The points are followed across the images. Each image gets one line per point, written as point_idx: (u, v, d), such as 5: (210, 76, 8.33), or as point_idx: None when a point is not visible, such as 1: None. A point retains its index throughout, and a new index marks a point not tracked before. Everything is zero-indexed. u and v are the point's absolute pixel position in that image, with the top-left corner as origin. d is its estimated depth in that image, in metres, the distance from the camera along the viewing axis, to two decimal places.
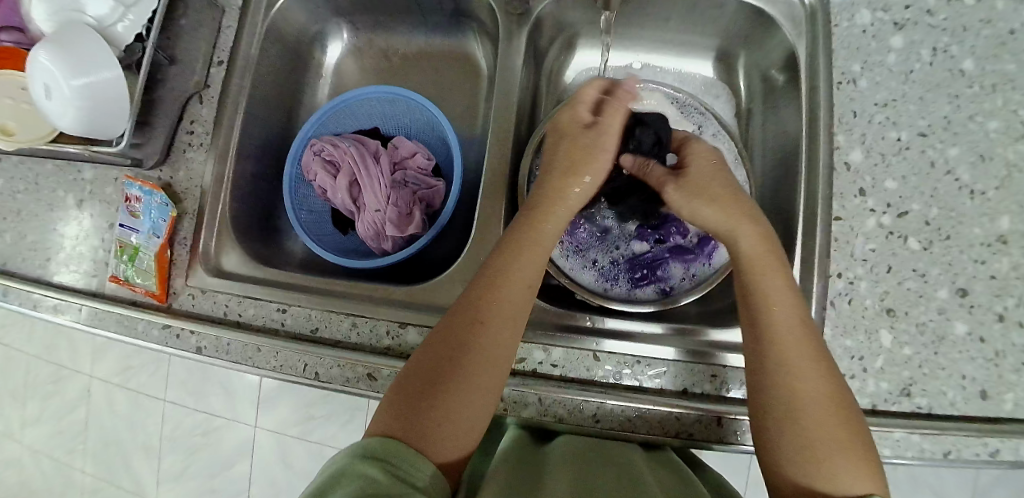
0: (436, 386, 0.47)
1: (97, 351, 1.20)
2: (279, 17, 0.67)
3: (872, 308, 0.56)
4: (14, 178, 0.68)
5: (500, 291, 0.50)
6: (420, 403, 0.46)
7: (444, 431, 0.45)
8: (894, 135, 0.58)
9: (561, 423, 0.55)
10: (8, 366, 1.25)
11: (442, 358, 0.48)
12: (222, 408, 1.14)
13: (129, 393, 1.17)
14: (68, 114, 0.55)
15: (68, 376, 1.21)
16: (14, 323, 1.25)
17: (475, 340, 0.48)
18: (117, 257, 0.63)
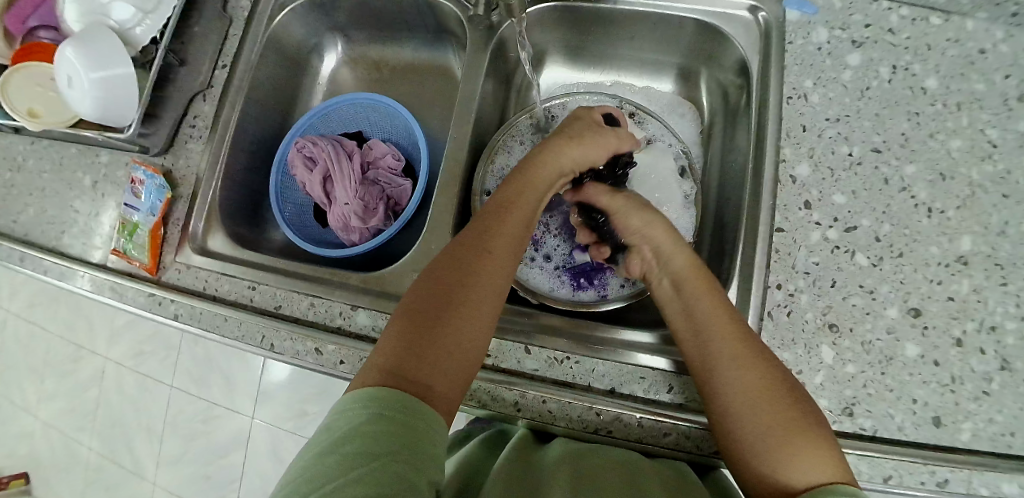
0: (432, 332, 0.45)
1: (114, 334, 1.28)
2: (279, 30, 0.74)
3: (814, 321, 0.55)
4: (43, 159, 0.77)
5: (495, 242, 0.51)
6: (431, 332, 0.45)
7: (440, 373, 0.44)
8: (846, 150, 0.57)
9: (483, 409, 0.56)
10: (37, 343, 1.35)
11: (443, 313, 0.46)
12: (222, 397, 1.20)
13: (139, 377, 1.25)
14: (87, 102, 0.65)
15: (86, 356, 1.30)
16: (44, 304, 1.36)
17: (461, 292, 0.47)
18: (120, 233, 0.71)
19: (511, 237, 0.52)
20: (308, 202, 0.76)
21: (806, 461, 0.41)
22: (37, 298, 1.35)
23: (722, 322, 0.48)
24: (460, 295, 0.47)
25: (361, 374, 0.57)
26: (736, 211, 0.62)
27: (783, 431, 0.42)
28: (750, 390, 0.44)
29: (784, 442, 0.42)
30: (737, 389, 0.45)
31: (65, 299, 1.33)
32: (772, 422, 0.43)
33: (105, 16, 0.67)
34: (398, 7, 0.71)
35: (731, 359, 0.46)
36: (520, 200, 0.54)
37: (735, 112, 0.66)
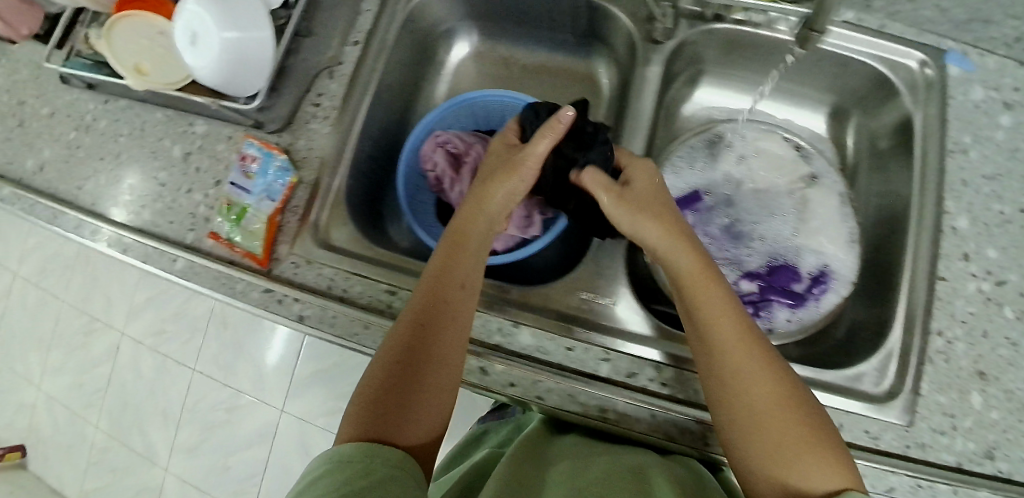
0: (398, 383, 0.47)
1: (134, 311, 1.21)
2: (419, 10, 0.68)
3: (966, 368, 0.58)
4: (119, 122, 0.69)
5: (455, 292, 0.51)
6: (410, 374, 0.48)
7: (409, 425, 0.45)
8: (1000, 207, 0.60)
9: (672, 442, 0.52)
10: (53, 312, 1.27)
11: (393, 364, 0.48)
12: (250, 386, 1.11)
13: (159, 358, 1.17)
14: (210, 57, 0.56)
15: (105, 329, 1.22)
16: (65, 271, 1.27)
17: (441, 346, 0.49)
18: (223, 214, 0.63)
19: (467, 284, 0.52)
20: (430, 202, 0.71)
21: (796, 464, 0.41)
22: (57, 263, 1.27)
23: (735, 323, 0.47)
24: (428, 347, 0.48)
25: (533, 398, 0.54)
26: (886, 256, 0.64)
27: (780, 433, 0.42)
28: (753, 389, 0.44)
29: (802, 454, 0.41)
30: (750, 385, 0.44)
31: (86, 267, 1.25)
32: (777, 425, 0.43)
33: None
34: (552, 6, 0.66)
35: (731, 350, 0.46)
36: (475, 243, 0.55)
37: (884, 157, 0.67)
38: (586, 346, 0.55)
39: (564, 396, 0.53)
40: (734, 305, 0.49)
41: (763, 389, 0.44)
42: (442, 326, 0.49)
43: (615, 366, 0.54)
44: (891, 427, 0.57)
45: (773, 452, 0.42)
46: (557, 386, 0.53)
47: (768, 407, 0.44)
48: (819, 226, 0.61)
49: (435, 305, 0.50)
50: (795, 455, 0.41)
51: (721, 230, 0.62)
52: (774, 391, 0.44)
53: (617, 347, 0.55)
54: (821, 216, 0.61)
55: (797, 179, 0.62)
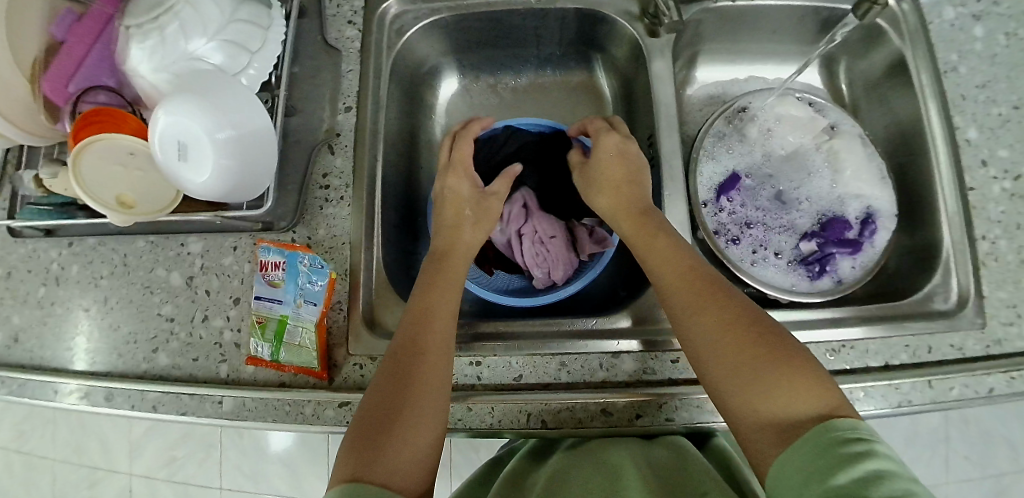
0: (385, 410, 0.45)
1: (134, 447, 1.05)
2: (401, 59, 0.63)
3: (1015, 261, 0.61)
4: (94, 262, 0.60)
5: (431, 326, 0.50)
6: (395, 408, 0.45)
7: (406, 461, 0.43)
8: (997, 110, 0.64)
9: None
10: (29, 477, 1.08)
11: (387, 391, 0.46)
12: (287, 487, 1.00)
13: (178, 488, 1.03)
14: (215, 168, 0.50)
15: (103, 478, 1.06)
16: (31, 429, 1.09)
17: (423, 374, 0.47)
18: (257, 335, 0.55)
19: (443, 313, 0.51)
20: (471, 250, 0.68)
21: (767, 400, 0.42)
22: (20, 423, 1.09)
23: (676, 278, 0.50)
24: (411, 379, 0.46)
25: (663, 421, 0.51)
26: (913, 182, 0.68)
27: (750, 363, 0.44)
28: (711, 351, 0.45)
29: (759, 386, 0.43)
30: (694, 331, 0.47)
31: (60, 417, 1.07)
32: (730, 365, 0.44)
33: (198, 60, 0.52)
34: (538, 21, 0.64)
35: (691, 313, 0.47)
36: (441, 273, 0.55)
37: (881, 87, 0.71)
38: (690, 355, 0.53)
39: (694, 407, 0.51)
40: (686, 258, 0.51)
41: (720, 339, 0.45)
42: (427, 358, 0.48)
43: None
44: (970, 335, 0.59)
45: (733, 382, 0.44)
46: (683, 401, 0.51)
47: (726, 354, 0.45)
48: (858, 167, 0.62)
49: (412, 341, 0.49)
50: (762, 389, 0.43)
51: (769, 200, 0.64)
52: (744, 336, 0.45)
53: None
54: (851, 157, 0.62)
55: (818, 134, 0.63)
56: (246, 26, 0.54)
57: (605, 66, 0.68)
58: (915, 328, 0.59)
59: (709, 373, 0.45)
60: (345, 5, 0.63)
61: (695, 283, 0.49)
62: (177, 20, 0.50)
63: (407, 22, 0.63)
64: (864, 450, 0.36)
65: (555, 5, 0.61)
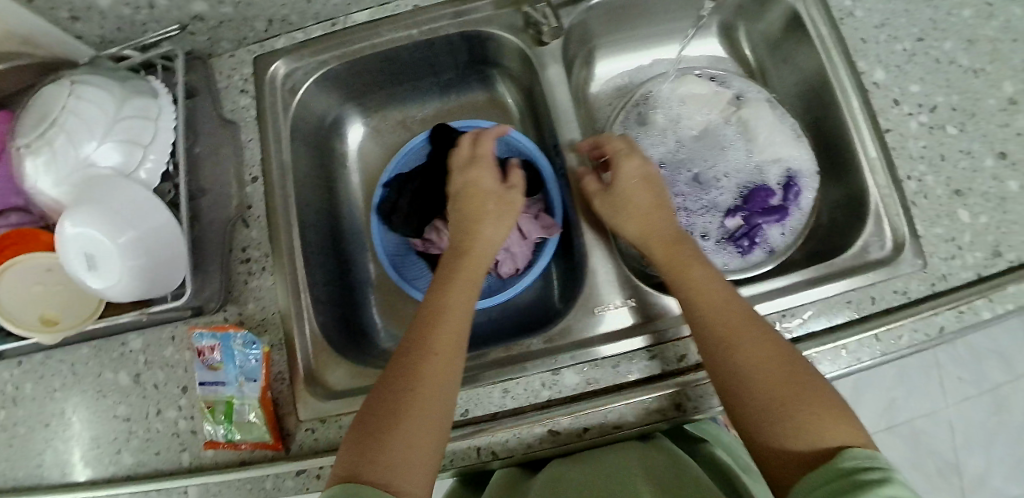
0: (382, 413, 0.43)
1: None
2: (298, 116, 0.63)
3: (945, 194, 0.61)
4: (45, 376, 0.60)
5: (448, 316, 0.48)
6: (392, 413, 0.43)
7: (411, 463, 0.41)
8: (900, 46, 0.64)
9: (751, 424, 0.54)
10: None
11: (378, 401, 0.44)
12: None
13: None
14: (124, 273, 0.50)
15: None
16: None
17: (412, 382, 0.44)
18: (210, 419, 0.56)
19: (464, 309, 0.49)
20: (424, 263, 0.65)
21: (805, 428, 0.40)
22: None
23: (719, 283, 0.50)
24: (404, 386, 0.44)
25: (612, 429, 0.51)
26: (831, 134, 0.67)
27: (777, 389, 0.42)
28: (747, 373, 0.44)
29: (793, 409, 0.41)
30: (724, 352, 0.45)
31: None
32: (762, 389, 0.43)
33: (94, 165, 0.52)
34: (428, 51, 0.64)
35: (733, 343, 0.45)
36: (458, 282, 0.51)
37: (782, 44, 0.70)
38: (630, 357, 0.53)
39: (641, 411, 0.50)
40: (721, 282, 0.50)
41: (765, 346, 0.45)
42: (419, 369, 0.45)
43: (665, 355, 0.52)
44: (913, 277, 0.59)
45: (765, 400, 0.42)
46: (628, 407, 0.50)
47: (757, 375, 0.44)
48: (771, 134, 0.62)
49: (416, 350, 0.46)
50: (790, 414, 0.41)
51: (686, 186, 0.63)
52: (780, 367, 0.43)
53: (657, 339, 0.53)
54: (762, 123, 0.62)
55: (724, 109, 0.64)
56: (135, 122, 0.54)
57: (505, 80, 0.68)
58: (852, 282, 0.59)
59: (734, 396, 0.44)
60: (235, 75, 0.63)
61: (739, 309, 0.47)
62: (63, 133, 0.50)
63: (297, 79, 0.62)
64: (875, 482, 0.34)
65: (439, 33, 0.61)
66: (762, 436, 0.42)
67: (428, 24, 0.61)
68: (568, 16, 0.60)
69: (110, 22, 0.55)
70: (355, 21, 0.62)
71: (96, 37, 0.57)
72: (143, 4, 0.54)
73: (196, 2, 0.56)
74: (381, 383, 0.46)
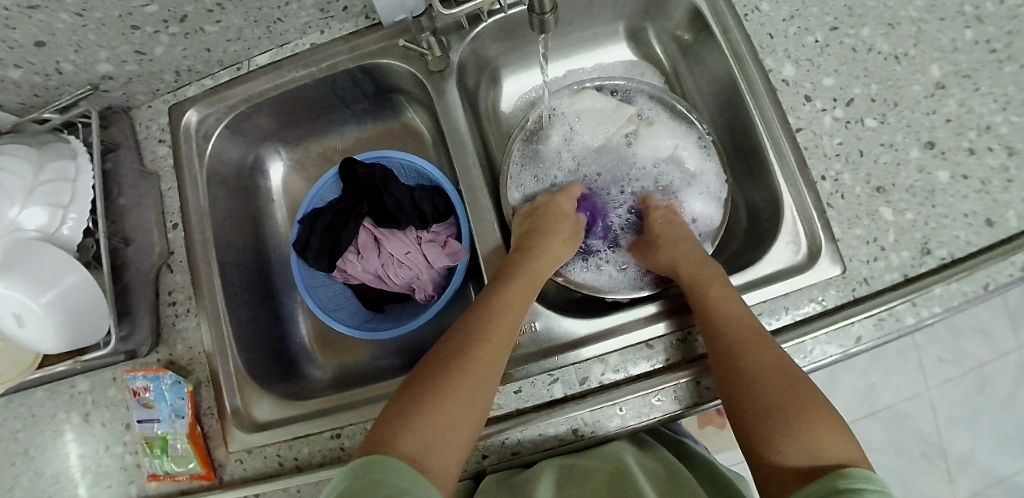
0: (432, 394, 0.47)
1: None
2: (213, 162, 0.67)
3: (864, 192, 0.59)
4: (7, 419, 0.65)
5: (500, 325, 0.51)
6: (448, 381, 0.47)
7: (444, 447, 0.45)
8: (811, 38, 0.62)
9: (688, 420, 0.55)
10: None
11: (434, 373, 0.48)
12: None
13: None
14: (50, 332, 0.53)
15: None
16: None
17: (482, 349, 0.50)
18: (149, 455, 0.60)
19: (515, 311, 0.53)
20: (347, 290, 0.72)
21: (790, 444, 0.44)
22: None
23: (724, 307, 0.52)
24: (472, 352, 0.49)
25: (510, 455, 0.55)
26: (744, 134, 0.66)
27: (790, 403, 0.45)
28: (755, 391, 0.46)
29: (796, 428, 0.44)
30: (741, 352, 0.48)
31: None
32: (776, 401, 0.46)
33: (19, 229, 0.54)
34: (332, 86, 0.66)
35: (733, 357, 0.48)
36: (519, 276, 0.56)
37: (694, 45, 0.70)
38: (530, 381, 0.56)
39: (537, 437, 0.54)
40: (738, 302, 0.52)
41: (773, 360, 0.47)
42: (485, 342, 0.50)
43: (566, 381, 0.55)
44: (831, 282, 0.57)
45: (769, 417, 0.45)
46: (524, 434, 0.54)
47: (782, 383, 0.46)
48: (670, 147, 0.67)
49: (475, 330, 0.51)
50: (800, 430, 0.44)
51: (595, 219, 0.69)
52: (774, 387, 0.46)
53: (558, 364, 0.56)
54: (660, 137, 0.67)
55: (623, 125, 0.68)
56: (55, 184, 0.56)
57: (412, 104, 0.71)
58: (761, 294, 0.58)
59: (744, 407, 0.47)
60: (153, 125, 0.66)
61: (749, 328, 0.49)
62: None
63: (211, 125, 0.66)
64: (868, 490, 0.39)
65: (338, 68, 0.64)
66: (758, 448, 0.46)
67: (326, 61, 0.63)
68: (456, 50, 0.62)
69: (24, 89, 0.59)
70: (257, 64, 0.66)
71: (16, 104, 0.61)
72: (50, 70, 0.57)
73: (100, 64, 0.59)
74: (427, 367, 0.49)
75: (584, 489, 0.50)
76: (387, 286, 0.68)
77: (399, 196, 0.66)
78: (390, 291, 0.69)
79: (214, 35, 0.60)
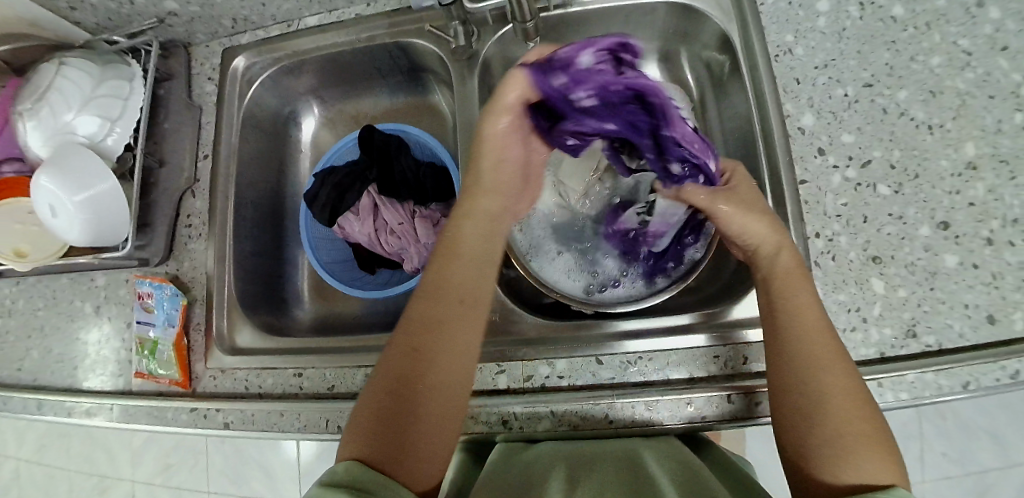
0: (399, 396, 0.45)
1: (136, 452, 1.15)
2: (252, 106, 0.73)
3: (858, 259, 0.57)
4: (35, 296, 0.73)
5: (451, 291, 0.50)
6: (416, 369, 0.46)
7: (422, 436, 0.45)
8: (841, 91, 0.61)
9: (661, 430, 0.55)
10: (50, 485, 1.20)
11: (402, 365, 0.47)
12: (263, 487, 1.08)
13: (171, 491, 1.13)
14: (74, 226, 0.60)
15: (109, 484, 1.16)
16: (53, 441, 1.22)
17: (456, 320, 0.49)
18: (139, 354, 0.67)
19: (468, 285, 0.50)
20: (346, 248, 0.77)
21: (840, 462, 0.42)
22: (42, 437, 1.21)
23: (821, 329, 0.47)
24: (448, 331, 0.48)
25: None
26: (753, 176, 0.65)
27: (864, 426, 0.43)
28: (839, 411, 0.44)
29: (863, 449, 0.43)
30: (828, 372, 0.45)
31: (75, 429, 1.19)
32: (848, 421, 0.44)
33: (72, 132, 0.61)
34: (369, 56, 0.71)
35: (788, 365, 0.46)
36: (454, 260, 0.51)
37: (723, 77, 0.69)
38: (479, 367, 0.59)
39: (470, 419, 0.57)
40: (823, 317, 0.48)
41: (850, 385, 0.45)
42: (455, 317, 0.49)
43: (511, 374, 0.58)
44: None
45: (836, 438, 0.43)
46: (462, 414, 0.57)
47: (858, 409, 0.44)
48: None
49: (444, 306, 0.49)
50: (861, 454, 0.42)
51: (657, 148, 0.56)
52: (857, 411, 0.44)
53: (507, 357, 0.58)
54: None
55: None
56: (106, 99, 0.62)
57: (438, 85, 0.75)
58: None
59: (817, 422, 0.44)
60: (206, 64, 0.73)
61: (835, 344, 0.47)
62: (48, 106, 0.60)
63: (255, 72, 0.72)
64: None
65: (375, 41, 0.68)
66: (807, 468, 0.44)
67: (366, 32, 0.68)
68: (485, 42, 0.65)
69: (101, 12, 0.67)
70: (306, 25, 0.71)
71: (91, 24, 0.69)
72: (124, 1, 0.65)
73: (168, 1, 0.66)
74: (385, 376, 0.47)
75: (592, 475, 0.49)
76: (378, 250, 0.72)
77: (406, 168, 0.70)
78: (381, 256, 0.73)
79: None
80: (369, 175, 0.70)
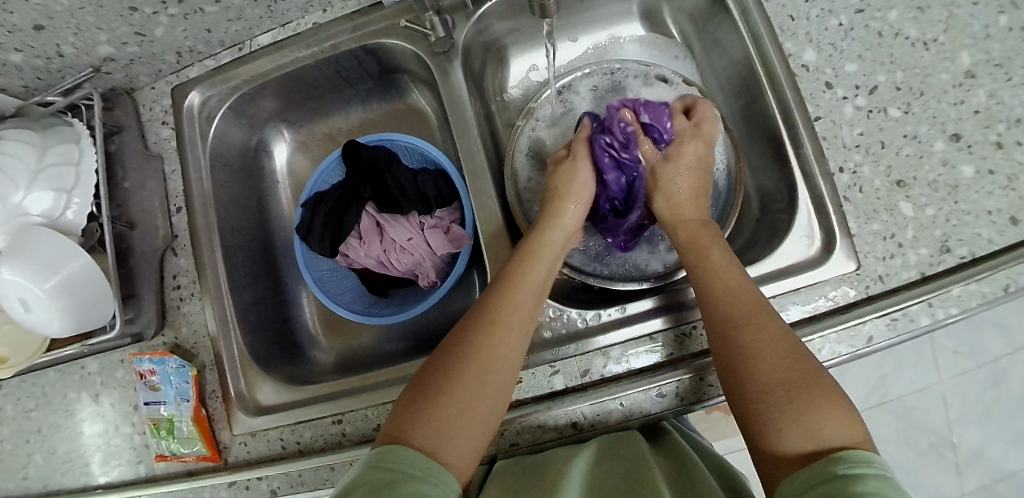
0: (449, 379, 0.46)
1: None
2: (218, 143, 0.66)
3: (883, 186, 0.56)
4: (22, 397, 0.66)
5: (518, 300, 0.51)
6: (467, 357, 0.48)
7: (455, 433, 0.44)
8: (835, 22, 0.60)
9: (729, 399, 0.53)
10: None
11: (451, 352, 0.48)
12: None
13: None
14: (54, 315, 0.53)
15: None
16: None
17: (506, 328, 0.49)
18: (155, 436, 0.61)
19: (525, 298, 0.52)
20: (352, 277, 0.72)
21: (783, 425, 0.42)
22: None
23: (748, 296, 0.49)
24: (503, 329, 0.49)
25: (508, 446, 0.55)
26: (760, 122, 0.64)
27: (791, 383, 0.43)
28: (764, 359, 0.45)
29: (799, 400, 0.42)
30: (741, 326, 0.47)
31: None
32: (775, 372, 0.44)
33: (26, 213, 0.54)
34: (334, 67, 0.65)
35: (727, 327, 0.48)
36: (531, 270, 0.53)
37: (708, 25, 0.68)
38: (531, 372, 0.56)
39: (536, 428, 0.54)
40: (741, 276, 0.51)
41: (775, 344, 0.46)
42: (508, 322, 0.50)
43: (567, 373, 0.55)
44: (843, 280, 0.56)
45: (771, 392, 0.44)
46: (523, 424, 0.54)
47: (779, 363, 0.45)
48: None
49: (501, 310, 0.50)
50: (795, 411, 0.42)
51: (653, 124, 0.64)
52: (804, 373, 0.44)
53: (559, 355, 0.56)
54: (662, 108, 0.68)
55: None
56: (57, 168, 0.55)
57: (417, 85, 0.70)
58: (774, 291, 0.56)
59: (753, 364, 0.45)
60: (157, 107, 0.66)
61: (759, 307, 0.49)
62: None
63: (214, 107, 0.65)
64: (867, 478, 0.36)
65: (341, 48, 0.62)
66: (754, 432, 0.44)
67: (328, 41, 0.62)
68: (462, 31, 0.61)
69: (26, 72, 0.59)
70: (259, 45, 0.65)
71: (19, 87, 0.61)
72: (52, 54, 0.57)
73: (101, 45, 0.58)
74: (433, 364, 0.49)
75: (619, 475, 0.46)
76: (390, 271, 0.68)
77: (403, 178, 0.65)
78: (393, 276, 0.69)
79: (214, 15, 0.59)
80: (366, 193, 0.66)
